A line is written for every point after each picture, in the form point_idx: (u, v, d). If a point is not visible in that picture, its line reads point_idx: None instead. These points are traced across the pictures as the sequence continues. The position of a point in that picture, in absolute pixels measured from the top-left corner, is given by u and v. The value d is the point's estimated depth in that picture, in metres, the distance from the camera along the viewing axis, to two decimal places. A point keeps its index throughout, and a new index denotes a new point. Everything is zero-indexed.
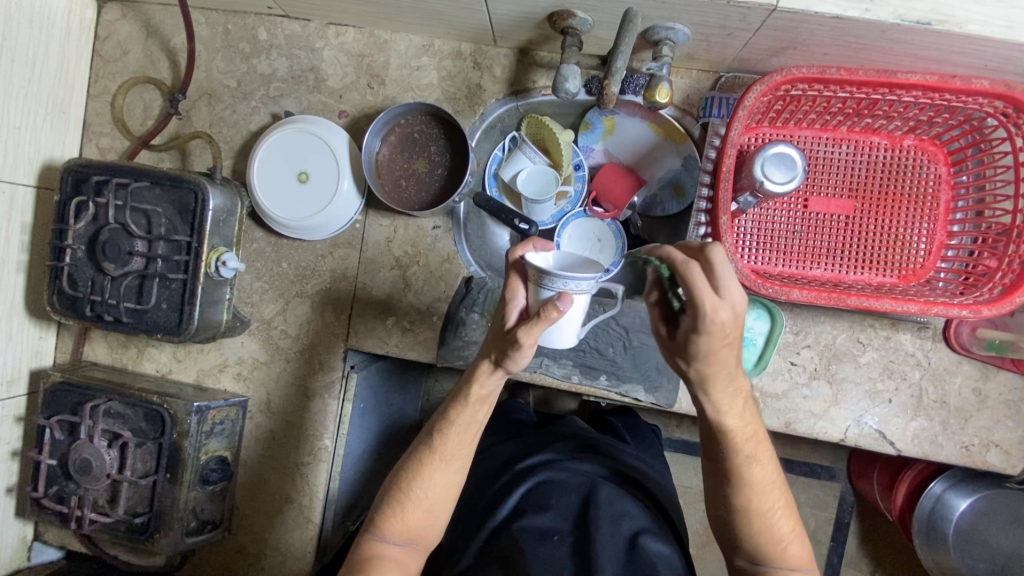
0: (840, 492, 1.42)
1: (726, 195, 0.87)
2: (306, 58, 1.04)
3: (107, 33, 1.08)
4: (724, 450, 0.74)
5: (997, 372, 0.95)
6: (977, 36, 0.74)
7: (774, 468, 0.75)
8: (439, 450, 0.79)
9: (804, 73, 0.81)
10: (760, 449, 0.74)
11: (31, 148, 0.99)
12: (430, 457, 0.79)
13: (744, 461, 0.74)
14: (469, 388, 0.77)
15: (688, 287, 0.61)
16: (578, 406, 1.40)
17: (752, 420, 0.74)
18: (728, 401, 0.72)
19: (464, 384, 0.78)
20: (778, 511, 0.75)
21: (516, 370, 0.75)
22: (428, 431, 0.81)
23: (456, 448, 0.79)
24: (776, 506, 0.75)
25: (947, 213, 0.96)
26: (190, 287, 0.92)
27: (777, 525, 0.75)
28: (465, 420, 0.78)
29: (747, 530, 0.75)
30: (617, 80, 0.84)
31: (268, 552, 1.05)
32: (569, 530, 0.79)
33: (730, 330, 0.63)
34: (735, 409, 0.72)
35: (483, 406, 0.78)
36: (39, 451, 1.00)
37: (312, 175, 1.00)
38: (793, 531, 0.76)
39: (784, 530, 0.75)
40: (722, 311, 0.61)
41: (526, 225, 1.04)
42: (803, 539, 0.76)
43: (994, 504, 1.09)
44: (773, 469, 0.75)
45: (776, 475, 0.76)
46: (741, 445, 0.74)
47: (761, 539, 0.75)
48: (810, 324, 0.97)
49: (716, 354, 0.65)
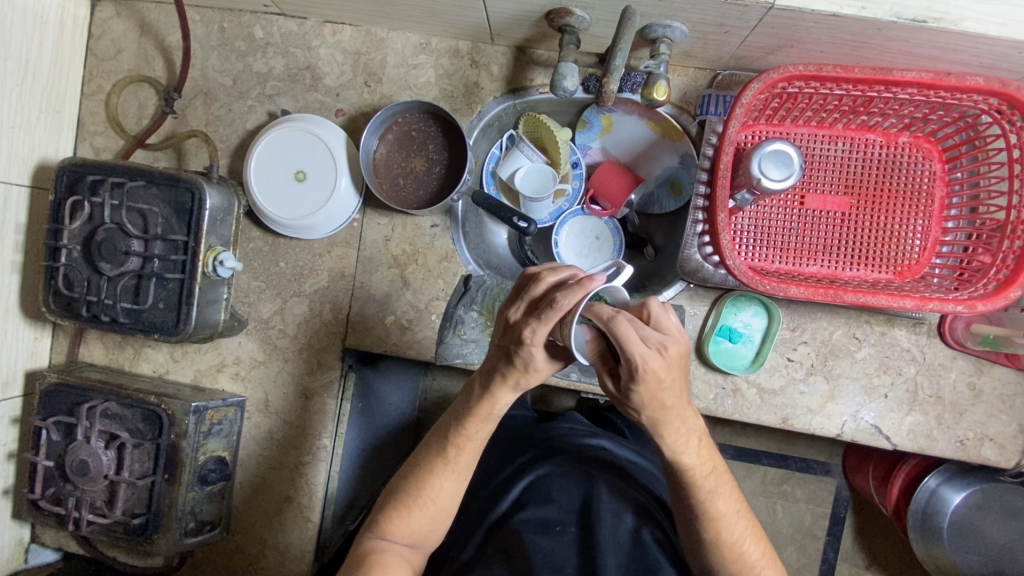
0: (835, 487, 1.44)
1: (724, 192, 0.86)
2: (302, 56, 1.04)
3: (101, 31, 1.08)
4: (688, 482, 0.71)
5: (991, 367, 0.96)
6: (972, 33, 0.75)
7: (736, 496, 0.73)
8: (452, 460, 0.78)
9: (801, 71, 0.81)
10: (721, 482, 0.72)
11: (24, 147, 0.98)
12: (440, 467, 0.78)
13: (706, 496, 0.71)
14: (479, 405, 0.74)
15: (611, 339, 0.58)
16: (575, 404, 1.40)
17: (709, 455, 0.70)
18: (685, 440, 0.67)
19: (473, 400, 0.75)
20: (748, 539, 0.73)
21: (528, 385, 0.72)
22: (437, 440, 0.79)
23: (470, 461, 0.78)
24: (744, 534, 0.73)
25: (941, 209, 0.97)
26: (187, 286, 0.91)
27: (748, 552, 0.73)
28: (477, 434, 0.77)
29: (715, 559, 0.74)
30: (616, 77, 0.85)
31: (268, 552, 1.05)
32: (572, 522, 0.79)
33: (664, 377, 0.59)
34: (691, 448, 0.68)
35: (490, 422, 0.76)
36: (36, 452, 0.99)
37: (308, 173, 0.99)
38: (764, 555, 0.74)
39: (756, 555, 0.74)
40: (654, 356, 0.58)
41: (524, 224, 1.02)
42: (776, 565, 0.75)
43: (986, 498, 1.10)
44: (735, 498, 0.73)
45: (739, 503, 0.74)
46: (703, 478, 0.71)
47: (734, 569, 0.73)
48: (806, 320, 0.97)
49: (659, 398, 0.61)
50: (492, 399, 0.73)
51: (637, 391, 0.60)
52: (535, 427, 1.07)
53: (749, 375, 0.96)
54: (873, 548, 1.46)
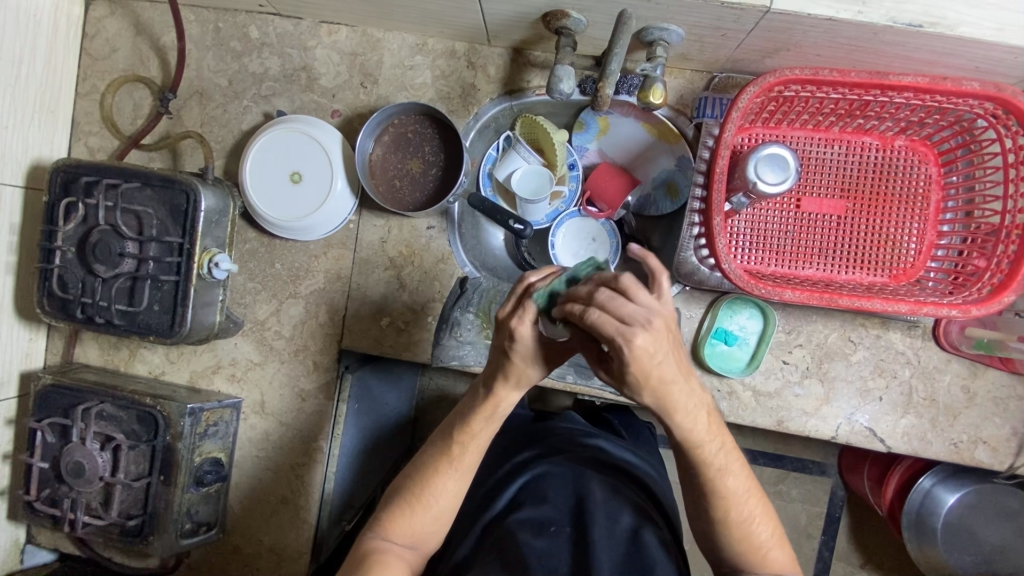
0: (831, 487, 1.44)
1: (720, 197, 0.86)
2: (298, 57, 1.03)
3: (95, 31, 1.07)
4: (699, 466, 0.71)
5: (985, 370, 0.96)
6: (968, 38, 0.74)
7: (746, 475, 0.74)
8: (457, 460, 0.79)
9: (797, 74, 0.81)
10: (732, 459, 0.72)
11: (18, 147, 0.98)
12: (443, 467, 0.79)
13: (716, 473, 0.72)
14: (485, 404, 0.75)
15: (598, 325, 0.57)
16: (572, 403, 1.40)
17: (718, 431, 0.70)
18: (695, 418, 0.66)
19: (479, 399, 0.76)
20: (757, 519, 0.74)
21: (532, 381, 0.73)
22: (438, 441, 0.80)
23: (473, 459, 0.79)
24: (756, 513, 0.74)
25: (937, 212, 0.97)
26: (183, 289, 0.91)
27: (758, 533, 0.74)
28: (482, 434, 0.77)
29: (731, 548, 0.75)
30: (612, 82, 0.85)
31: (264, 552, 1.05)
32: (566, 521, 0.78)
33: (659, 349, 0.57)
34: (699, 424, 0.67)
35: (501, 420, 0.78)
36: (31, 454, 0.99)
37: (304, 175, 0.99)
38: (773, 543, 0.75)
39: (753, 544, 0.74)
40: (639, 331, 0.56)
41: (520, 225, 1.05)
42: (783, 544, 0.76)
43: (980, 498, 1.11)
44: (746, 479, 0.74)
45: (750, 484, 0.74)
46: (713, 456, 0.71)
47: (755, 555, 0.74)
48: (802, 323, 0.98)
49: (659, 375, 0.59)
50: (496, 399, 0.75)
51: (631, 372, 0.59)
52: (534, 425, 1.07)
53: (743, 378, 0.97)
54: (868, 548, 1.47)
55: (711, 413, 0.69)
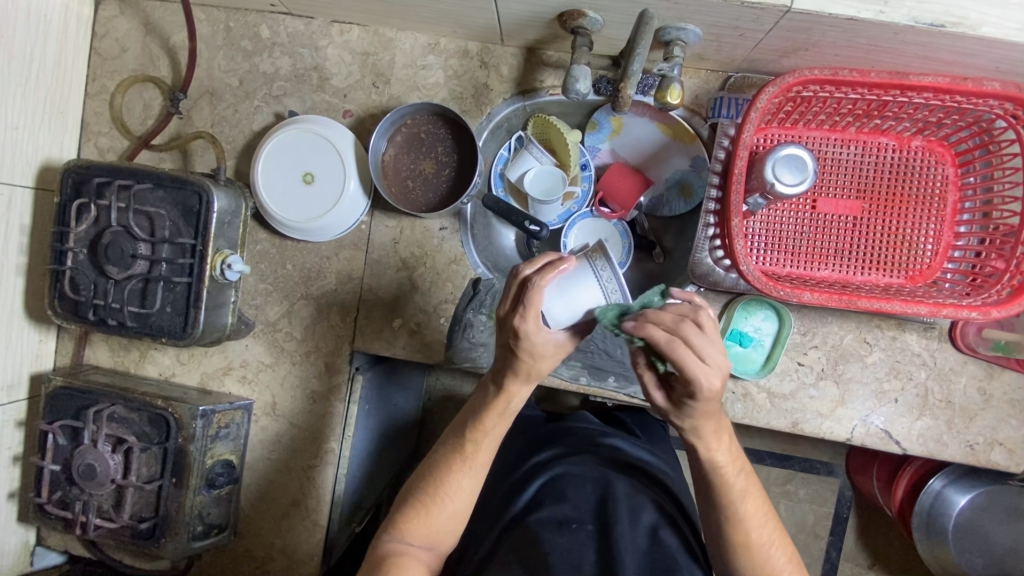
0: (839, 488, 1.44)
1: (737, 198, 0.85)
2: (309, 57, 1.03)
3: (104, 30, 1.06)
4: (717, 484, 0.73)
5: (1001, 372, 0.95)
6: (990, 38, 0.74)
7: (764, 501, 0.75)
8: (470, 458, 0.78)
9: (816, 74, 0.80)
10: (750, 482, 0.74)
11: (28, 148, 0.97)
12: (458, 465, 0.78)
13: (736, 494, 0.73)
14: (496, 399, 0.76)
15: (679, 365, 0.61)
16: (580, 404, 1.40)
17: (737, 455, 0.74)
18: (719, 439, 0.72)
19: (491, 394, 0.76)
20: (773, 544, 0.73)
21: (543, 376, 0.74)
22: (452, 438, 0.80)
23: (486, 455, 0.79)
24: (771, 537, 0.74)
25: (954, 213, 0.96)
26: (195, 290, 0.91)
27: (774, 556, 0.73)
28: (494, 430, 0.78)
29: (743, 565, 0.73)
30: (633, 82, 0.84)
31: (274, 555, 1.04)
32: (589, 520, 0.78)
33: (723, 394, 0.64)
34: (723, 445, 0.72)
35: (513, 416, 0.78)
36: (42, 456, 0.98)
37: (316, 176, 0.98)
38: (790, 562, 0.74)
39: (771, 549, 0.73)
40: (716, 376, 0.61)
41: (535, 228, 1.05)
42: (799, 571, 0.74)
43: (992, 499, 1.11)
44: (762, 502, 0.74)
45: (767, 507, 0.75)
46: (734, 478, 0.73)
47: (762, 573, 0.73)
48: (817, 324, 0.97)
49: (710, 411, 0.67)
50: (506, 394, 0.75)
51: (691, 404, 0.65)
52: (547, 426, 1.07)
53: (759, 380, 0.96)
54: (876, 548, 1.46)
55: (728, 436, 0.73)
